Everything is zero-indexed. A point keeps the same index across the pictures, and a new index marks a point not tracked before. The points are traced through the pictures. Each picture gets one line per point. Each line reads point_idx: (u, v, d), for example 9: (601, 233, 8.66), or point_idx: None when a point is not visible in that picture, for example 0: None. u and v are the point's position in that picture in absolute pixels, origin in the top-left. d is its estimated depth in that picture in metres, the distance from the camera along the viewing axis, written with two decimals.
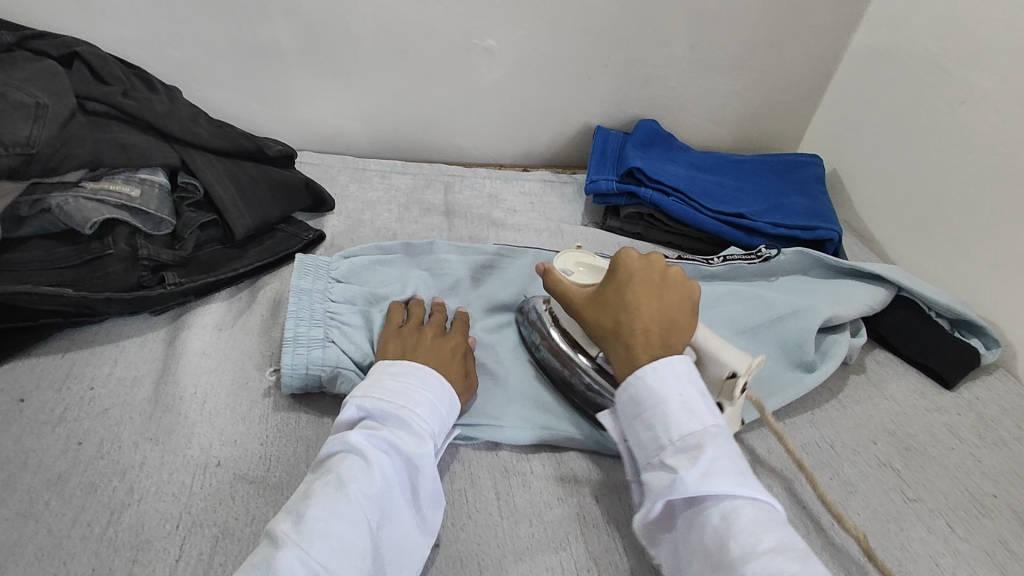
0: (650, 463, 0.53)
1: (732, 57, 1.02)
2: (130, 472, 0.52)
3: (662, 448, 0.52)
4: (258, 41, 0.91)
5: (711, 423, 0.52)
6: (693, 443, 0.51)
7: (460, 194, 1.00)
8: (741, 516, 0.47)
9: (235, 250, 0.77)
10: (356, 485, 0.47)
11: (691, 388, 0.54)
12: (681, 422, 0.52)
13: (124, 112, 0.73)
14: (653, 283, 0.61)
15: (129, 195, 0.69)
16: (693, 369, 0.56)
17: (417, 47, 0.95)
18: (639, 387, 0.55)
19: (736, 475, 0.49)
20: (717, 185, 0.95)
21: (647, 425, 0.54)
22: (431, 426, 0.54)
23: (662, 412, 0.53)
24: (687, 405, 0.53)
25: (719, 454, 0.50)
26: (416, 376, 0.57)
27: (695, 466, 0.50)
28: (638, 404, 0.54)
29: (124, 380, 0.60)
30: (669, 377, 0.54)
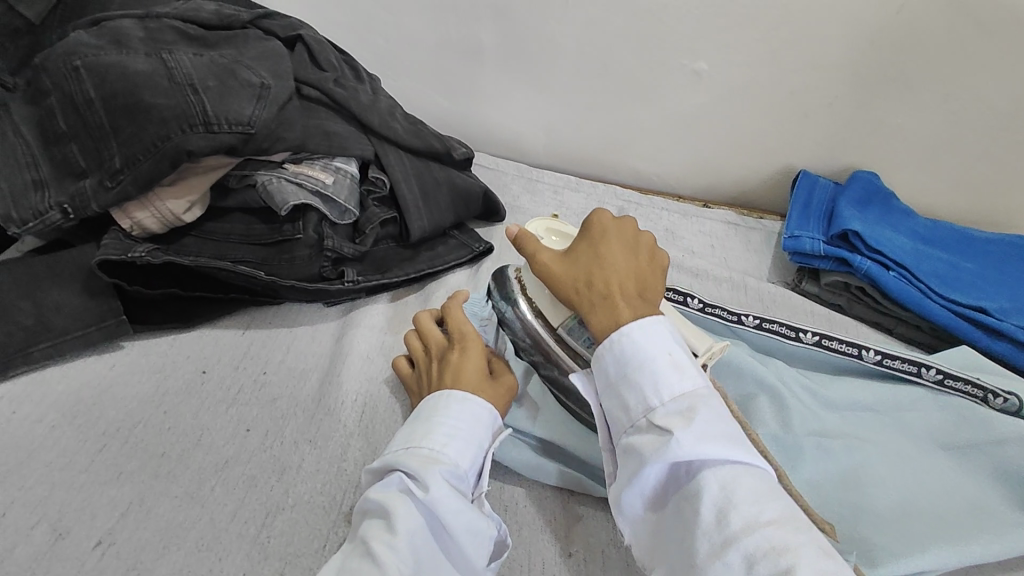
0: (635, 427, 0.44)
1: (996, 113, 0.84)
2: (289, 472, 0.51)
3: (650, 410, 0.44)
4: (462, 40, 0.90)
5: (704, 384, 0.45)
6: (686, 403, 0.43)
7: (635, 224, 0.92)
8: (740, 487, 0.39)
9: (407, 252, 0.77)
10: (381, 539, 0.41)
11: (681, 347, 0.47)
12: (671, 380, 0.44)
13: (334, 99, 0.74)
14: (626, 241, 0.55)
15: (324, 182, 0.70)
16: (680, 332, 0.48)
17: (620, 62, 0.89)
18: (623, 345, 0.46)
19: (732, 438, 0.41)
20: (950, 266, 0.80)
21: (631, 385, 0.45)
22: (454, 451, 0.47)
23: (650, 372, 0.45)
24: (676, 362, 0.45)
25: (712, 415, 0.42)
26: (443, 404, 0.50)
27: (689, 426, 0.42)
28: (625, 363, 0.46)
29: (294, 370, 0.60)
30: (658, 334, 0.46)
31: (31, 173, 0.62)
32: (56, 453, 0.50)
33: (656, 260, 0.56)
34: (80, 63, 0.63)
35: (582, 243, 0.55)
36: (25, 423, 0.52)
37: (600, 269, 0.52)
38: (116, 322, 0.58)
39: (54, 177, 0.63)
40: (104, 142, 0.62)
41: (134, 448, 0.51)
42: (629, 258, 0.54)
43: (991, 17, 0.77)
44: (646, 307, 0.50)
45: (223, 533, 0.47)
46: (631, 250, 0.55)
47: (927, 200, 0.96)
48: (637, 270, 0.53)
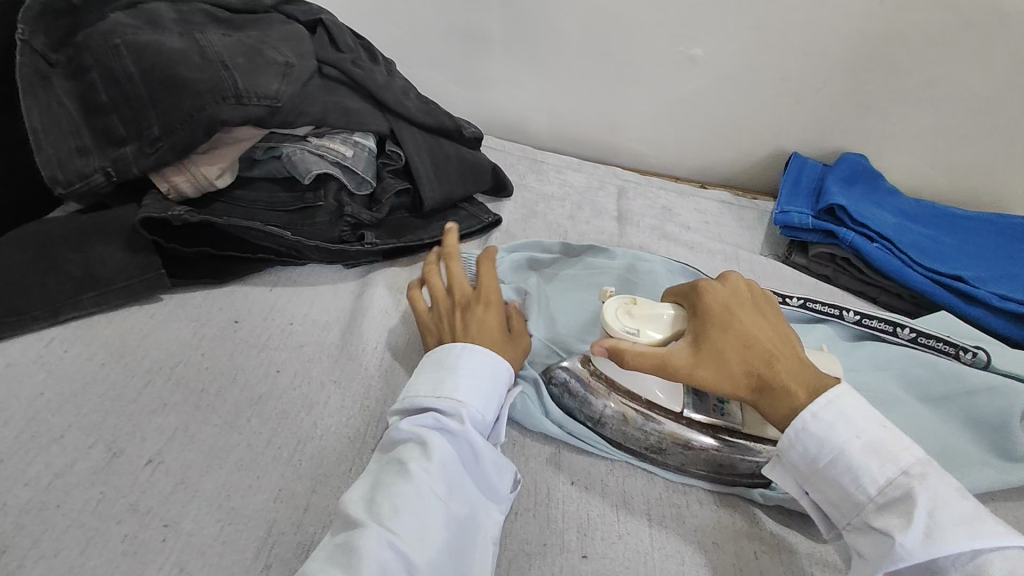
0: (854, 524, 0.47)
1: (976, 97, 0.89)
2: (316, 407, 0.56)
3: (863, 506, 0.46)
4: (471, 27, 0.96)
5: (916, 465, 0.45)
6: (898, 493, 0.45)
7: (634, 202, 0.97)
8: (994, 571, 0.41)
9: (419, 221, 0.82)
10: (416, 465, 0.47)
11: (872, 426, 0.47)
12: (871, 468, 0.46)
13: (352, 78, 0.80)
14: (750, 307, 0.55)
15: (344, 154, 0.75)
16: (864, 400, 0.49)
17: (621, 48, 0.94)
18: (804, 439, 0.48)
19: (968, 522, 0.42)
20: (930, 239, 0.85)
21: (835, 484, 0.48)
22: (475, 397, 0.53)
23: (845, 463, 0.47)
24: (869, 447, 0.46)
25: (938, 504, 0.43)
26: (449, 355, 0.55)
27: (910, 523, 0.44)
28: (812, 460, 0.48)
29: (319, 322, 0.65)
30: (836, 421, 0.48)
31: (75, 140, 0.68)
32: (106, 386, 0.55)
33: (767, 300, 0.57)
34: (120, 40, 0.68)
35: (707, 326, 0.53)
36: (76, 361, 0.57)
37: (752, 351, 0.52)
38: (155, 275, 0.63)
39: (95, 144, 0.68)
40: (141, 112, 0.67)
41: (176, 384, 0.56)
42: (763, 325, 0.54)
43: (972, 6, 0.82)
44: (805, 374, 0.51)
45: (260, 456, 0.52)
46: (759, 318, 0.54)
47: (912, 180, 1.01)
48: (774, 335, 0.53)
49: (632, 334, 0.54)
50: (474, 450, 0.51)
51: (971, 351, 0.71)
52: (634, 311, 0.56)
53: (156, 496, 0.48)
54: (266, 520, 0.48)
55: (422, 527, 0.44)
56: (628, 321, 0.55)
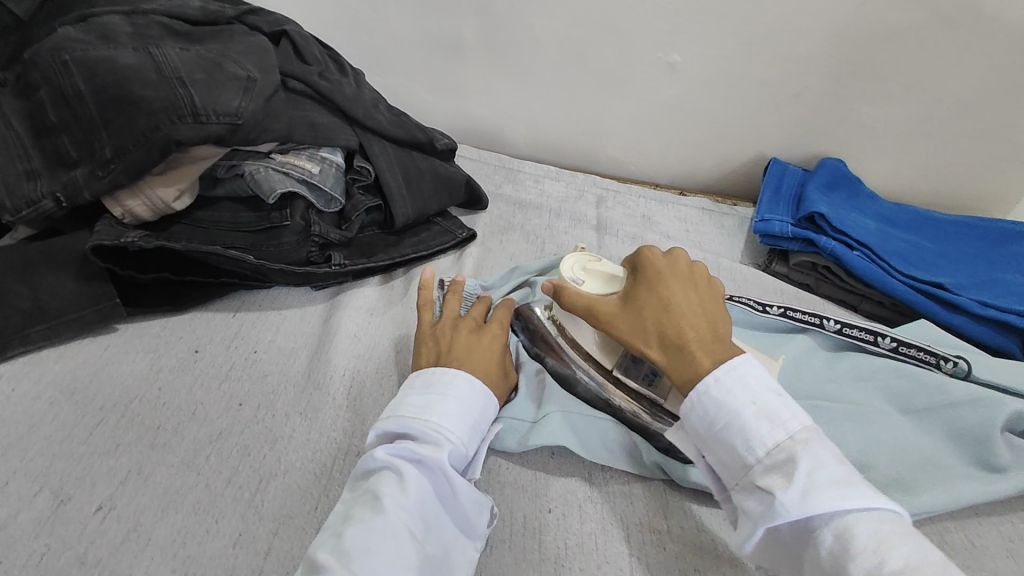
0: (740, 486, 0.45)
1: (953, 99, 0.89)
2: (280, 442, 0.54)
3: (749, 466, 0.45)
4: (443, 35, 0.93)
5: (799, 427, 0.44)
6: (783, 455, 0.43)
7: (613, 211, 0.95)
8: (860, 535, 0.39)
9: (392, 238, 0.80)
10: (392, 501, 0.44)
11: (766, 390, 0.46)
12: (761, 431, 0.44)
13: (317, 91, 0.77)
14: (689, 280, 0.55)
15: (310, 171, 0.72)
16: (763, 367, 0.48)
17: (596, 55, 0.92)
18: (705, 402, 0.47)
19: (842, 484, 0.41)
20: (910, 245, 0.84)
21: (724, 443, 0.46)
22: (461, 430, 0.51)
23: (739, 426, 0.45)
24: (764, 411, 0.45)
25: (816, 463, 0.42)
26: (439, 377, 0.53)
27: (792, 483, 0.42)
28: (710, 422, 0.47)
29: (284, 349, 0.63)
30: (738, 385, 0.46)
31: (22, 164, 0.64)
32: (55, 427, 0.52)
33: (714, 286, 0.57)
34: (68, 57, 0.65)
35: (638, 284, 0.56)
36: (24, 400, 0.54)
37: (667, 314, 0.52)
38: (109, 306, 0.60)
39: (45, 167, 0.65)
40: (93, 133, 0.64)
41: (131, 422, 0.54)
42: (693, 298, 0.54)
43: (949, 8, 0.81)
44: (720, 351, 0.50)
45: (219, 497, 0.49)
46: (694, 292, 0.55)
47: (892, 183, 1.00)
48: (703, 310, 0.53)
49: (578, 282, 0.60)
50: (451, 484, 0.48)
51: (951, 360, 0.70)
52: (590, 267, 0.61)
53: (105, 546, 0.45)
54: (223, 568, 0.45)
55: (393, 562, 0.41)
56: (580, 273, 0.60)
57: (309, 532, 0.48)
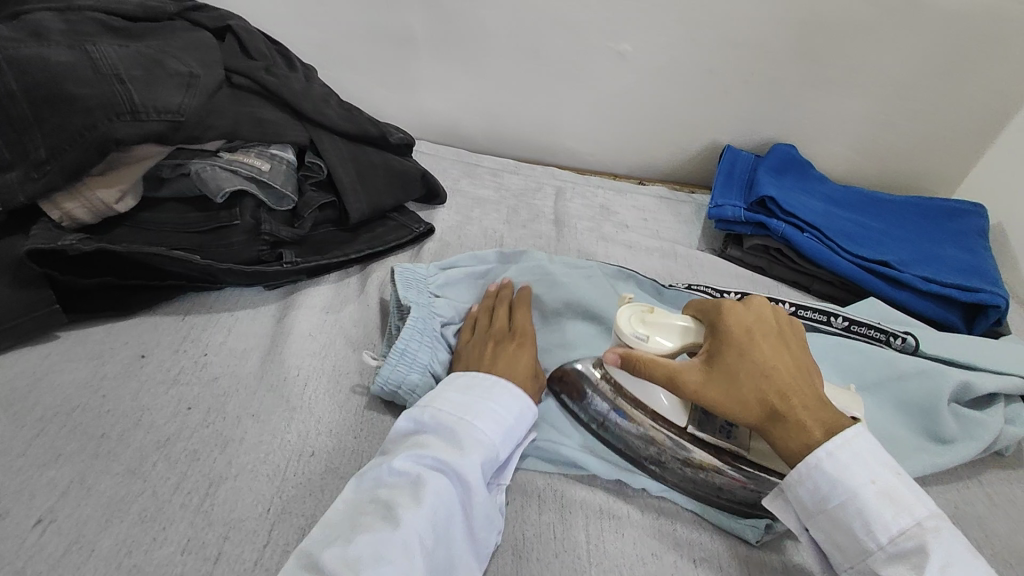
0: (855, 568, 0.46)
1: (893, 83, 0.92)
2: (231, 445, 0.53)
3: (869, 552, 0.45)
4: (395, 29, 0.92)
5: (927, 513, 0.44)
6: (912, 544, 0.43)
7: (571, 203, 0.95)
8: None
9: (346, 235, 0.79)
10: (408, 506, 0.44)
11: (884, 469, 0.46)
12: (885, 516, 0.45)
13: (264, 86, 0.75)
14: (775, 334, 0.52)
15: (259, 169, 0.70)
16: (880, 445, 0.47)
17: (549, 46, 0.92)
18: (815, 475, 0.47)
19: (968, 572, 0.41)
20: (857, 225, 0.86)
21: (839, 525, 0.46)
22: (492, 437, 0.51)
23: (858, 507, 0.45)
24: (885, 493, 0.45)
25: (954, 556, 0.42)
26: (476, 381, 0.54)
27: (920, 574, 0.42)
28: (823, 498, 0.47)
29: (235, 350, 0.61)
30: (853, 462, 0.46)
31: None
32: None
33: (793, 329, 0.54)
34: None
35: (723, 347, 0.51)
36: None
37: (769, 381, 0.49)
38: (47, 312, 0.58)
39: None
40: (25, 133, 0.60)
41: (73, 431, 0.52)
42: (781, 354, 0.51)
43: None
44: (823, 413, 0.49)
45: (167, 504, 0.48)
46: (785, 348, 0.52)
47: (842, 167, 1.02)
48: (796, 367, 0.51)
49: (640, 340, 0.54)
50: (472, 493, 0.47)
51: (901, 337, 0.71)
52: (649, 318, 0.56)
53: (45, 560, 0.44)
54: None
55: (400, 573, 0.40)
56: (639, 328, 0.55)
57: (262, 534, 0.47)
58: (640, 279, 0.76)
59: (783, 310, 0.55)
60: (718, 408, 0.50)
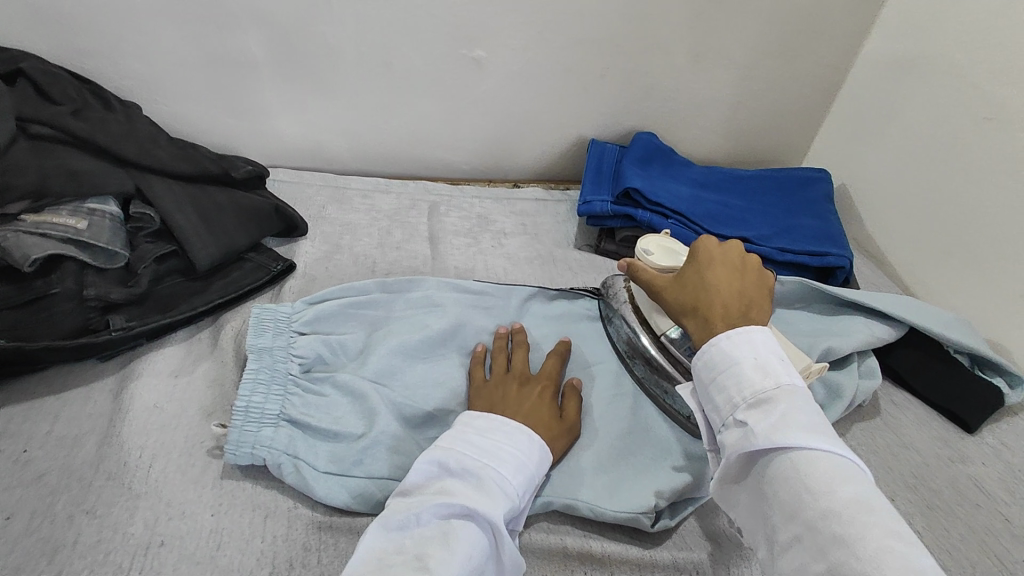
0: (723, 425, 0.47)
1: (736, 65, 0.96)
2: (61, 552, 0.47)
3: (732, 406, 0.46)
4: (232, 55, 0.85)
5: (786, 381, 0.46)
6: (766, 401, 0.45)
7: (446, 217, 0.93)
8: (821, 467, 0.41)
9: (197, 284, 0.70)
10: (442, 556, 0.42)
11: (771, 350, 0.48)
12: (753, 380, 0.46)
13: (72, 135, 0.67)
14: (734, 268, 0.56)
15: (76, 228, 0.63)
16: (775, 339, 0.49)
17: (402, 58, 0.89)
18: (710, 351, 0.49)
19: (811, 428, 0.43)
20: (721, 205, 0.89)
21: (716, 389, 0.48)
22: (518, 484, 0.49)
23: (733, 372, 0.47)
24: (760, 365, 0.46)
25: (796, 411, 0.44)
26: (493, 424, 0.52)
27: (767, 417, 0.44)
28: (711, 369, 0.48)
29: (65, 440, 0.54)
30: (745, 342, 0.48)
31: None
32: None
33: (762, 276, 0.57)
34: None
35: (688, 265, 0.58)
36: None
37: (704, 292, 0.54)
38: None
39: None
40: None
41: None
42: (734, 280, 0.55)
43: None
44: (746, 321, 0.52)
45: None
46: (739, 280, 0.55)
47: (705, 150, 1.07)
48: (742, 294, 0.54)
49: (646, 254, 0.66)
50: (499, 540, 0.45)
51: None
52: (664, 243, 0.68)
53: None
54: None
55: None
56: (651, 248, 0.67)
57: None
58: (529, 290, 0.73)
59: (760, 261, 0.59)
60: (667, 305, 0.58)
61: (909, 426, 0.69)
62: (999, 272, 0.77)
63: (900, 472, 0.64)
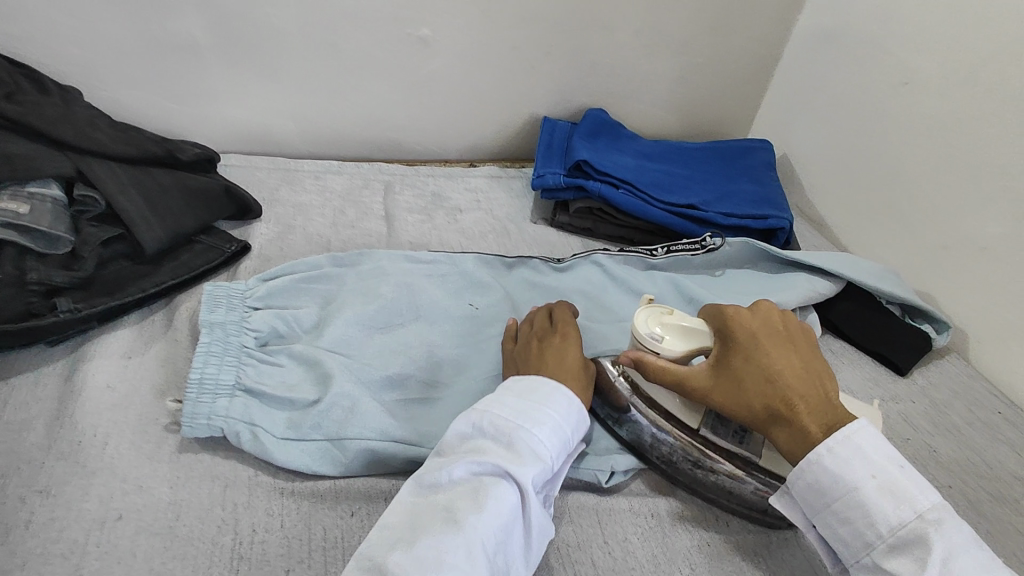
0: (861, 562, 0.45)
1: (678, 40, 0.99)
2: (14, 531, 0.46)
3: (871, 544, 0.45)
4: (172, 36, 0.83)
5: (926, 503, 0.44)
6: (911, 536, 0.43)
7: (401, 195, 0.93)
8: None
9: (146, 267, 0.69)
10: (470, 514, 0.42)
11: (884, 461, 0.46)
12: (887, 509, 0.44)
13: (5, 117, 0.65)
14: (780, 337, 0.53)
15: (16, 212, 0.61)
16: (881, 437, 0.47)
17: (347, 36, 0.89)
18: (818, 469, 0.47)
19: (983, 566, 0.41)
20: (668, 174, 0.92)
21: (842, 517, 0.46)
22: (551, 449, 0.48)
23: (856, 500, 0.45)
24: (886, 486, 0.45)
25: (956, 550, 0.42)
26: (531, 384, 0.51)
27: (925, 565, 0.42)
28: (824, 492, 0.46)
29: (12, 425, 0.53)
30: (855, 457, 0.46)
31: None
32: None
33: (805, 336, 0.55)
34: None
35: (730, 350, 0.53)
36: None
37: (774, 387, 0.50)
38: None
39: None
40: None
41: None
42: (791, 357, 0.52)
43: None
44: (828, 411, 0.49)
45: None
46: (792, 352, 0.52)
47: (654, 125, 1.10)
48: (808, 373, 0.51)
49: (655, 339, 0.57)
50: (528, 502, 0.45)
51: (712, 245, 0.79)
52: (666, 319, 0.58)
53: None
54: None
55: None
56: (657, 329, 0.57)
57: None
58: (485, 258, 0.74)
59: (793, 316, 0.56)
60: (727, 410, 0.52)
61: (846, 371, 0.73)
62: (922, 225, 0.81)
63: None
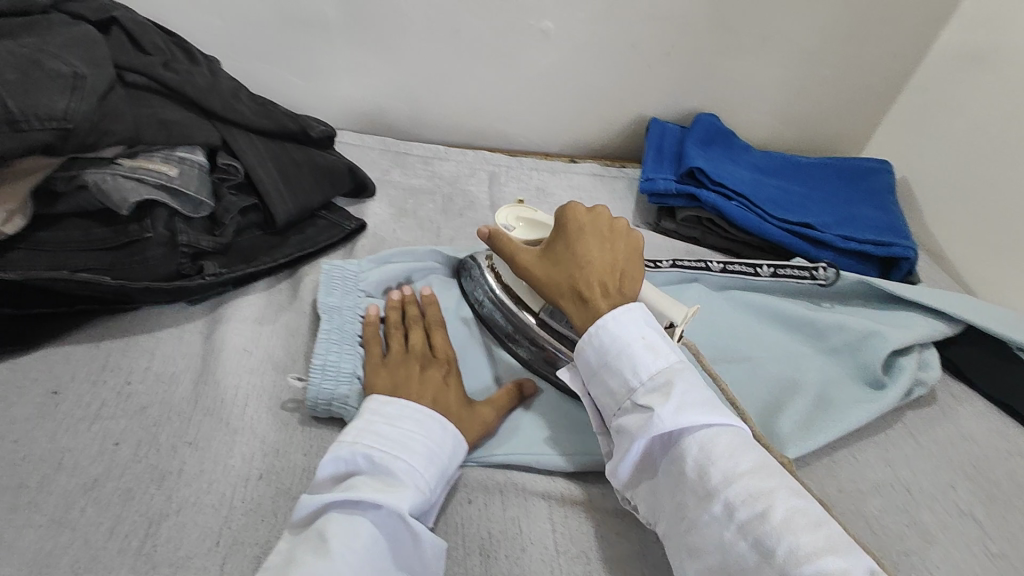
0: (621, 408, 0.51)
1: (803, 51, 0.95)
2: (169, 479, 0.50)
3: (632, 390, 0.50)
4: (305, 13, 0.86)
5: (674, 359, 0.51)
6: (662, 382, 0.49)
7: (506, 187, 0.94)
8: (719, 444, 0.45)
9: (275, 239, 0.73)
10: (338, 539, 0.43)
11: (654, 329, 0.52)
12: (648, 362, 0.50)
13: (166, 85, 0.68)
14: (602, 236, 0.59)
15: (169, 175, 0.64)
16: (646, 311, 0.53)
17: (471, 26, 0.89)
18: (600, 335, 0.52)
19: (708, 405, 0.47)
20: (782, 191, 0.90)
21: (613, 371, 0.51)
22: (428, 476, 0.49)
23: (626, 355, 0.51)
24: (651, 344, 0.51)
25: (687, 387, 0.48)
26: (405, 411, 0.52)
27: (668, 400, 0.48)
28: (604, 352, 0.52)
29: (162, 376, 0.57)
30: (631, 322, 0.52)
31: None
32: None
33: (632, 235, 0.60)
34: None
35: (558, 238, 0.60)
36: None
37: (580, 272, 0.56)
38: None
39: None
40: None
41: None
42: (606, 250, 0.58)
43: None
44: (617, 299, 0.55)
45: (101, 552, 0.45)
46: (607, 246, 0.58)
47: (763, 135, 1.06)
48: (611, 262, 0.57)
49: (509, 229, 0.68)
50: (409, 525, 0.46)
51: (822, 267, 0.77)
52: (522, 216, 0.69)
53: None
54: None
55: None
56: (514, 222, 0.68)
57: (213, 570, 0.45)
58: None
59: (625, 220, 0.61)
60: (539, 283, 0.59)
61: (967, 417, 0.70)
62: None
63: (960, 461, 0.65)
